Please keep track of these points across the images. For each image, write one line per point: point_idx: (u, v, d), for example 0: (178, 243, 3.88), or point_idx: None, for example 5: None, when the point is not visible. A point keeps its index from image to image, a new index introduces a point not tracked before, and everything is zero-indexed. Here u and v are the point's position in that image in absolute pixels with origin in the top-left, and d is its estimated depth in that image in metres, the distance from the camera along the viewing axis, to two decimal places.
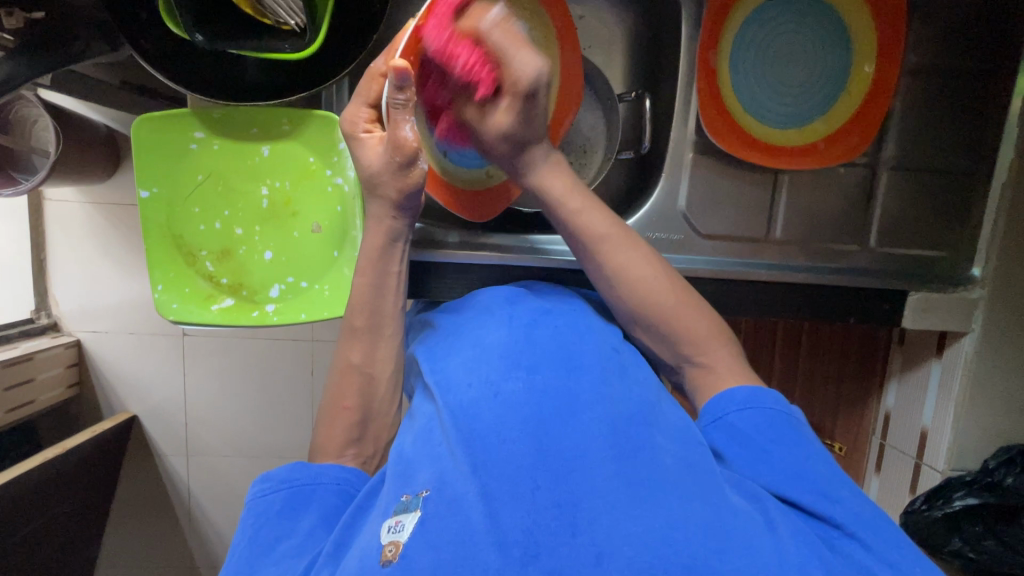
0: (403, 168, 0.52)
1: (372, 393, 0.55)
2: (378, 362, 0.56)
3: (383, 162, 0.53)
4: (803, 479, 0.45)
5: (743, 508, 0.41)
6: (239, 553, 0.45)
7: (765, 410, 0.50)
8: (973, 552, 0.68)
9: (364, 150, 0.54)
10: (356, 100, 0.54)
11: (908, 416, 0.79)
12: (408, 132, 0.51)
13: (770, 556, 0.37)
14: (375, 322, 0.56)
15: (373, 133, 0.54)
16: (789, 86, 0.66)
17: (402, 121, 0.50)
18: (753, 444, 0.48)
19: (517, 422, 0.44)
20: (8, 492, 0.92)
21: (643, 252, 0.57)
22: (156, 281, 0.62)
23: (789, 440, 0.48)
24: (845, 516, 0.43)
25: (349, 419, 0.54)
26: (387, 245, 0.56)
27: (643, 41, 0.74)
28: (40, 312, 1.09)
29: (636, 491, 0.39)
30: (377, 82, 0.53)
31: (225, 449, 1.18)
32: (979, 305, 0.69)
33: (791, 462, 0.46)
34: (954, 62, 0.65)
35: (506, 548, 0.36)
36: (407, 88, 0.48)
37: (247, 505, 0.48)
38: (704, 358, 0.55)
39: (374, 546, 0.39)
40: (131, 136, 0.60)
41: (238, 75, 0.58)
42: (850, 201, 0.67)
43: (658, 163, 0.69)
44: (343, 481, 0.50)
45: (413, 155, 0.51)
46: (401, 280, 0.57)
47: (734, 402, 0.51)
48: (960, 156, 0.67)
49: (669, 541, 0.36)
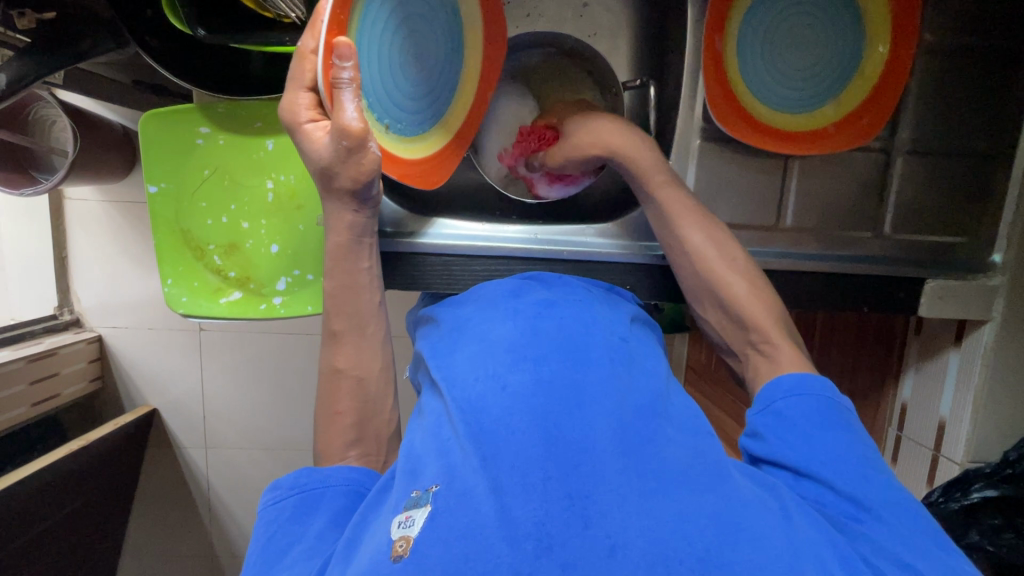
0: (353, 153, 0.49)
1: (366, 393, 0.56)
2: (364, 364, 0.57)
3: (332, 151, 0.49)
4: (838, 466, 0.43)
5: (755, 495, 0.40)
6: (254, 562, 0.45)
7: (816, 396, 0.48)
8: (992, 546, 0.64)
9: (310, 141, 0.50)
10: (295, 87, 0.50)
11: (926, 407, 0.77)
12: (351, 112, 0.47)
13: (788, 548, 0.36)
14: (356, 321, 0.57)
15: (317, 121, 0.51)
16: (798, 70, 0.64)
17: (343, 101, 0.47)
18: (796, 430, 0.46)
19: (526, 413, 0.44)
20: (36, 481, 0.94)
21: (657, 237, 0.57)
22: (167, 276, 0.64)
23: (838, 425, 0.46)
24: (874, 497, 0.42)
25: (346, 421, 0.55)
26: (354, 244, 0.57)
27: (648, 28, 0.72)
28: (63, 309, 1.12)
29: (648, 484, 0.39)
30: (309, 62, 0.49)
31: (241, 441, 1.20)
32: (999, 293, 0.67)
33: (834, 449, 0.44)
34: (972, 42, 0.62)
35: (518, 542, 0.35)
36: (352, 65, 0.46)
37: (259, 513, 0.49)
38: (770, 349, 0.54)
39: (385, 542, 0.39)
40: (138, 133, 0.61)
41: (240, 72, 0.61)
42: (863, 186, 0.66)
43: (664, 151, 0.68)
44: (353, 482, 0.51)
45: (361, 138, 0.48)
46: (371, 275, 0.58)
47: (782, 389, 0.50)
48: (979, 139, 0.64)
49: (683, 535, 0.36)
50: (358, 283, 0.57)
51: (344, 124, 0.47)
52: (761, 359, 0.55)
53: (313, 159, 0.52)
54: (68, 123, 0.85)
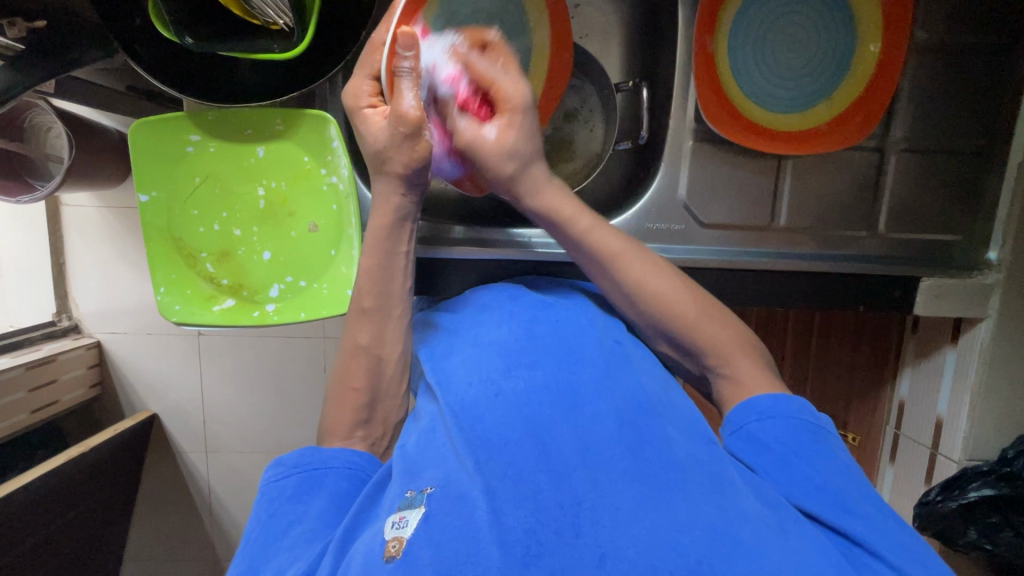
0: (409, 139, 0.51)
1: (381, 373, 0.55)
2: (387, 345, 0.56)
3: (388, 136, 0.52)
4: (831, 493, 0.42)
5: (759, 512, 0.39)
6: (254, 537, 0.45)
7: (788, 420, 0.47)
8: (989, 544, 0.66)
9: (368, 125, 0.53)
10: (360, 73, 0.54)
11: (924, 405, 0.76)
12: (410, 101, 0.50)
13: (782, 559, 0.36)
14: (384, 303, 0.56)
15: (376, 107, 0.54)
16: (791, 71, 0.64)
17: (404, 90, 0.51)
18: (772, 454, 0.46)
19: (520, 419, 0.44)
20: (36, 489, 0.94)
21: (650, 257, 0.57)
22: (159, 284, 0.63)
23: (814, 452, 0.45)
24: (867, 532, 0.40)
25: (358, 400, 0.54)
26: (397, 225, 0.56)
27: (640, 29, 0.72)
28: (61, 315, 1.12)
29: (643, 490, 0.39)
30: (379, 52, 0.54)
31: (240, 445, 1.20)
32: (995, 291, 0.67)
33: (818, 474, 0.44)
34: (965, 40, 0.62)
35: (508, 546, 0.35)
36: (413, 55, 0.50)
37: (260, 489, 0.49)
38: (726, 368, 0.53)
39: (378, 542, 0.38)
40: (129, 137, 0.61)
41: (233, 76, 0.59)
42: (858, 185, 0.65)
43: (657, 152, 0.68)
44: (354, 466, 0.50)
45: (417, 126, 0.50)
46: (409, 260, 0.58)
47: (755, 411, 0.48)
48: (973, 137, 0.64)
49: (675, 545, 0.35)
50: (350, 287, 0.57)
51: (401, 112, 0.50)
52: (720, 379, 0.54)
53: (368, 143, 0.55)
54: (63, 130, 0.85)
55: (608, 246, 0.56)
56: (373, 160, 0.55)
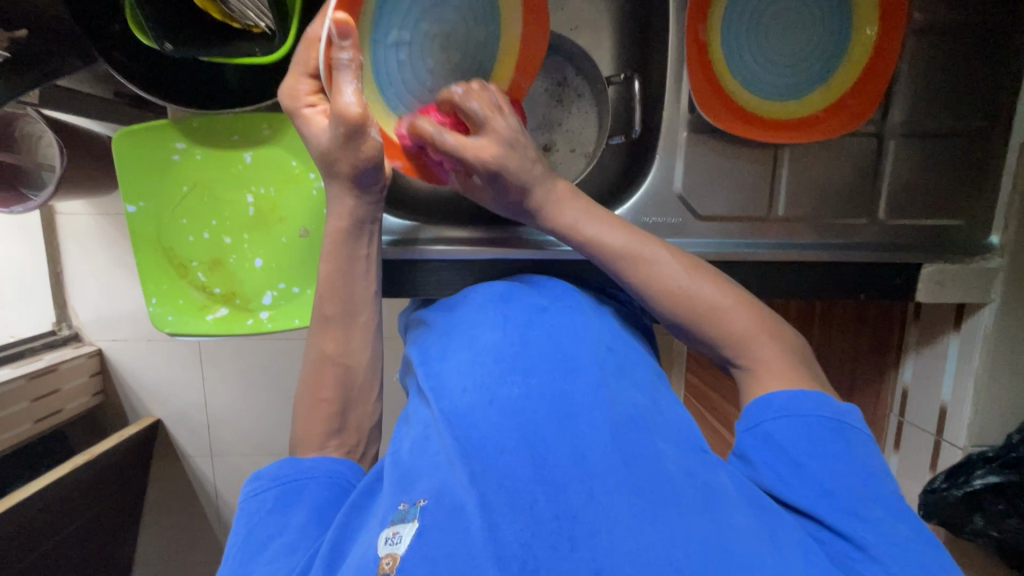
0: (350, 138, 0.49)
1: (350, 381, 0.55)
2: (354, 353, 0.56)
3: (331, 136, 0.50)
4: (836, 496, 0.42)
5: (750, 526, 0.39)
6: (235, 555, 0.45)
7: (807, 419, 0.46)
8: (996, 531, 0.65)
9: (310, 125, 0.51)
10: (295, 70, 0.51)
11: (927, 392, 0.76)
12: (350, 97, 0.48)
13: (774, 569, 0.36)
14: (348, 309, 0.56)
15: (316, 106, 0.51)
16: (785, 57, 0.63)
17: (344, 85, 0.48)
18: (784, 457, 0.45)
19: (513, 429, 0.44)
20: (43, 499, 0.94)
21: (658, 251, 0.56)
22: (151, 295, 0.63)
23: (829, 454, 0.44)
24: (872, 538, 0.39)
25: (329, 410, 0.54)
26: (354, 229, 0.55)
27: (631, 19, 0.71)
28: (61, 324, 1.12)
29: (640, 502, 0.38)
30: (315, 49, 0.49)
31: (246, 449, 1.21)
32: (999, 275, 0.65)
33: (829, 478, 0.43)
34: (961, 22, 0.61)
35: (504, 562, 0.35)
36: (350, 45, 0.47)
37: (240, 505, 0.49)
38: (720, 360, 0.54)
39: (372, 558, 0.38)
40: (114, 148, 0.60)
41: (217, 80, 0.58)
42: (856, 172, 0.64)
43: (651, 146, 0.67)
44: (334, 474, 0.50)
45: (359, 124, 0.48)
46: (371, 263, 0.56)
47: (772, 408, 0.47)
48: (973, 120, 0.63)
49: (668, 559, 0.35)
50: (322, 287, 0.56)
51: (340, 111, 0.47)
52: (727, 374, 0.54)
53: (314, 145, 0.53)
54: (53, 139, 0.84)
55: (612, 244, 0.56)
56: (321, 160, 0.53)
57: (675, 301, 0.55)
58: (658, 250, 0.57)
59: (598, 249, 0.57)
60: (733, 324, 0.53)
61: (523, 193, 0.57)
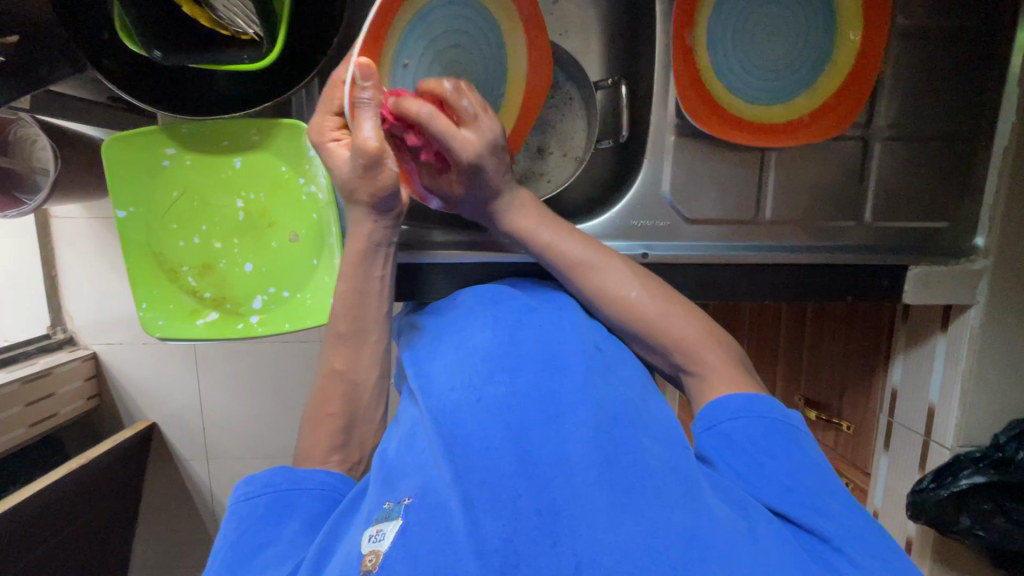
0: (368, 170, 0.50)
1: (357, 398, 0.56)
2: (362, 369, 0.56)
3: (350, 168, 0.51)
4: (799, 491, 0.43)
5: (727, 515, 0.40)
6: (222, 559, 0.44)
7: (760, 418, 0.48)
8: (982, 531, 0.65)
9: (333, 158, 0.53)
10: (321, 108, 0.53)
11: (915, 392, 0.76)
12: (369, 131, 0.49)
13: (751, 563, 0.36)
14: (360, 327, 0.56)
15: (340, 140, 0.53)
16: (772, 62, 0.64)
17: (364, 120, 0.49)
18: (743, 455, 0.46)
19: (499, 427, 0.44)
20: (38, 502, 0.94)
21: (620, 267, 0.58)
22: (141, 299, 0.63)
23: (782, 450, 0.46)
24: (835, 530, 0.41)
25: (334, 424, 0.54)
26: (371, 250, 0.56)
27: (620, 24, 0.72)
28: (55, 328, 1.12)
29: (618, 497, 0.39)
30: (339, 89, 0.53)
31: (241, 452, 1.21)
32: (983, 277, 0.66)
33: (790, 474, 0.44)
34: (945, 26, 0.61)
35: (485, 556, 0.35)
36: (371, 85, 0.49)
37: (231, 509, 0.49)
38: (693, 365, 0.55)
39: (355, 554, 0.38)
40: (102, 159, 0.60)
41: (208, 89, 0.59)
42: (842, 175, 0.65)
43: (640, 150, 0.67)
44: (328, 486, 0.51)
45: (377, 156, 0.49)
46: (386, 284, 0.57)
47: (728, 411, 0.49)
48: (955, 123, 0.64)
49: (648, 550, 0.35)
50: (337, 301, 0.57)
51: (360, 144, 0.48)
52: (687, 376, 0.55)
53: (336, 176, 0.54)
54: (45, 143, 0.83)
55: (574, 252, 0.59)
56: (341, 191, 0.54)
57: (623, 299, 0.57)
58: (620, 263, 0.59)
59: (553, 256, 0.59)
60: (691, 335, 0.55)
61: (494, 194, 0.59)
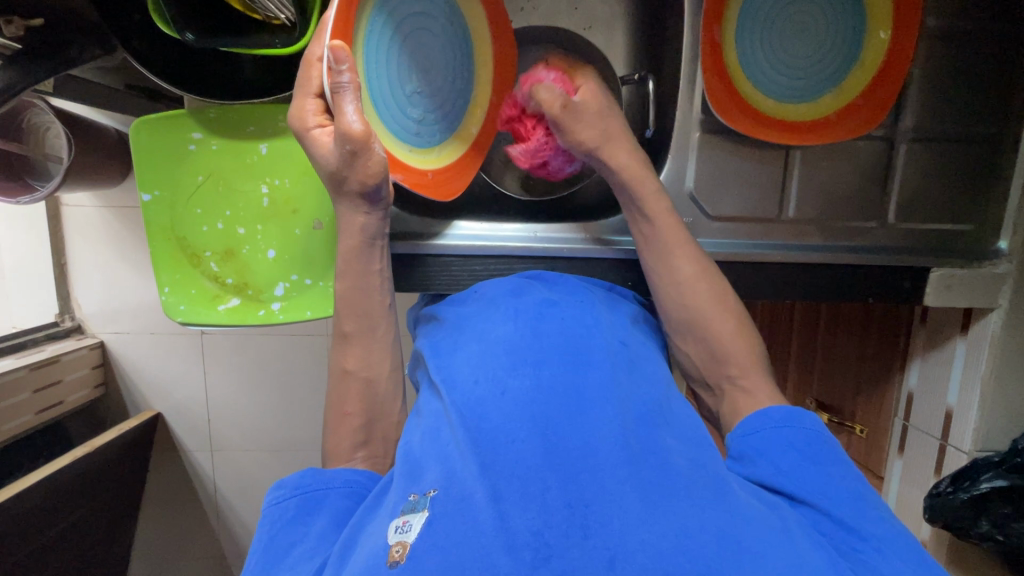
0: (356, 157, 0.49)
1: (374, 394, 0.56)
2: (374, 366, 0.57)
3: (338, 157, 0.50)
4: (836, 495, 0.43)
5: (759, 514, 0.40)
6: (256, 562, 0.45)
7: (806, 430, 0.47)
8: (1002, 535, 0.65)
9: (316, 146, 0.51)
10: (302, 94, 0.51)
11: (932, 396, 0.76)
12: (352, 115, 0.48)
13: (783, 561, 0.36)
14: (367, 323, 0.57)
15: (324, 126, 0.51)
16: (798, 60, 0.63)
17: (345, 105, 0.48)
18: (785, 454, 0.46)
19: (524, 420, 0.44)
20: (44, 489, 0.94)
21: (694, 248, 0.59)
22: (164, 284, 0.63)
23: (828, 459, 0.45)
24: (874, 530, 0.41)
25: (354, 423, 0.54)
26: (366, 245, 0.56)
27: (643, 20, 0.72)
28: (64, 316, 1.12)
29: (648, 495, 0.38)
30: (315, 69, 0.50)
31: (247, 444, 1.20)
32: (1006, 280, 0.66)
33: (833, 481, 0.44)
34: (973, 28, 0.61)
35: (516, 551, 0.35)
36: (348, 68, 0.47)
37: (262, 513, 0.48)
38: (745, 381, 0.55)
39: (382, 546, 0.38)
40: (131, 142, 0.61)
41: (236, 75, 0.59)
42: (866, 175, 0.64)
43: (663, 146, 0.67)
44: (355, 484, 0.51)
45: (364, 141, 0.48)
46: (384, 277, 0.58)
47: (772, 420, 0.49)
48: (983, 125, 0.63)
49: (682, 549, 0.35)
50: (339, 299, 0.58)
51: (343, 130, 0.47)
52: (735, 391, 0.56)
53: (323, 165, 0.53)
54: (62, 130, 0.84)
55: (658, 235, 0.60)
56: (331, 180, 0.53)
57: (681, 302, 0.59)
58: (695, 253, 0.59)
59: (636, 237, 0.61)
60: (727, 340, 0.57)
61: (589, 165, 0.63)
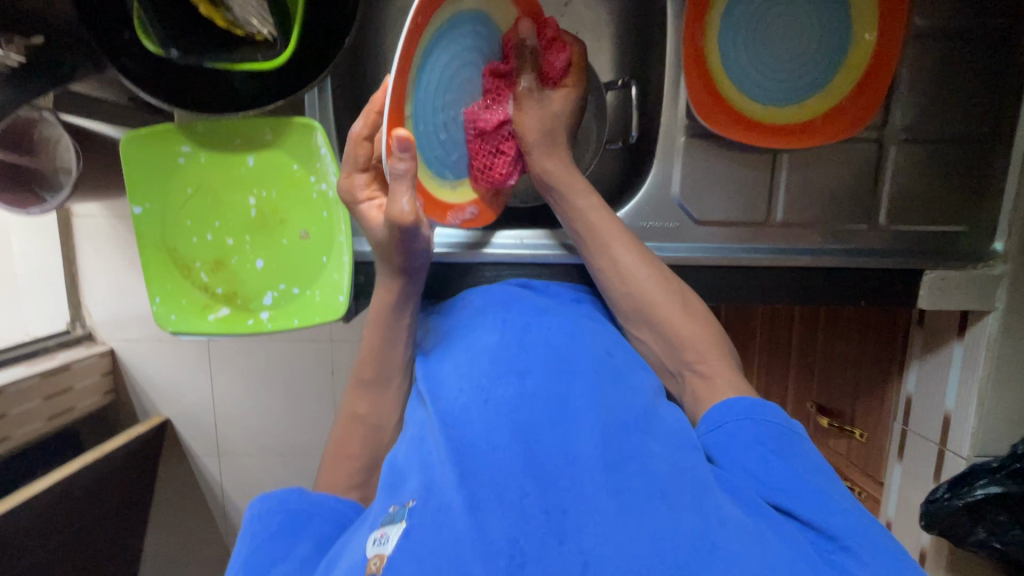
0: (401, 237, 0.52)
1: (378, 441, 0.60)
2: (383, 414, 0.61)
3: (385, 234, 0.54)
4: (805, 492, 0.43)
5: (740, 517, 0.39)
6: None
7: (767, 422, 0.48)
8: (999, 543, 0.65)
9: (366, 218, 0.56)
10: (350, 168, 0.55)
11: (930, 401, 0.75)
12: (406, 203, 0.49)
13: (756, 559, 0.36)
14: (381, 375, 0.61)
15: (373, 201, 0.56)
16: (783, 63, 0.63)
17: (400, 191, 0.48)
18: (752, 452, 0.46)
19: (505, 428, 0.44)
20: (56, 494, 0.96)
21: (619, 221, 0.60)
22: (155, 293, 0.65)
23: (791, 451, 0.46)
24: (842, 528, 0.41)
25: (353, 466, 0.58)
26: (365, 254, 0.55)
27: (631, 26, 0.72)
28: (74, 323, 1.14)
29: (625, 499, 0.38)
30: (363, 148, 0.54)
31: (252, 450, 1.22)
32: (1001, 283, 0.65)
33: (796, 470, 0.44)
34: (962, 28, 0.60)
35: (491, 559, 0.35)
36: (409, 157, 0.46)
37: (244, 527, 0.49)
38: (706, 367, 0.56)
39: (360, 559, 0.39)
40: (120, 153, 0.62)
41: (224, 88, 0.60)
42: (857, 177, 0.64)
43: (650, 152, 0.67)
44: (339, 512, 0.52)
45: (412, 228, 0.50)
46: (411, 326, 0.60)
47: (735, 411, 0.49)
48: (974, 127, 0.62)
49: (654, 551, 0.35)
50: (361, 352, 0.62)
51: (393, 216, 0.49)
52: (695, 378, 0.56)
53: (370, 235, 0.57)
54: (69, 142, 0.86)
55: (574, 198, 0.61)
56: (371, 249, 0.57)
57: (629, 279, 0.59)
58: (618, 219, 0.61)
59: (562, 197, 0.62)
60: (667, 316, 0.58)
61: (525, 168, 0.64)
